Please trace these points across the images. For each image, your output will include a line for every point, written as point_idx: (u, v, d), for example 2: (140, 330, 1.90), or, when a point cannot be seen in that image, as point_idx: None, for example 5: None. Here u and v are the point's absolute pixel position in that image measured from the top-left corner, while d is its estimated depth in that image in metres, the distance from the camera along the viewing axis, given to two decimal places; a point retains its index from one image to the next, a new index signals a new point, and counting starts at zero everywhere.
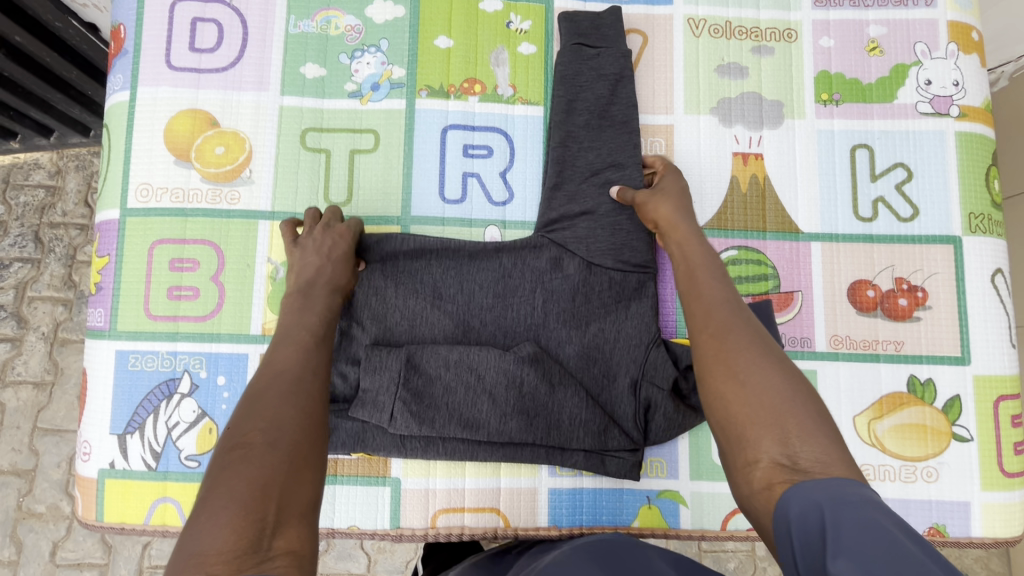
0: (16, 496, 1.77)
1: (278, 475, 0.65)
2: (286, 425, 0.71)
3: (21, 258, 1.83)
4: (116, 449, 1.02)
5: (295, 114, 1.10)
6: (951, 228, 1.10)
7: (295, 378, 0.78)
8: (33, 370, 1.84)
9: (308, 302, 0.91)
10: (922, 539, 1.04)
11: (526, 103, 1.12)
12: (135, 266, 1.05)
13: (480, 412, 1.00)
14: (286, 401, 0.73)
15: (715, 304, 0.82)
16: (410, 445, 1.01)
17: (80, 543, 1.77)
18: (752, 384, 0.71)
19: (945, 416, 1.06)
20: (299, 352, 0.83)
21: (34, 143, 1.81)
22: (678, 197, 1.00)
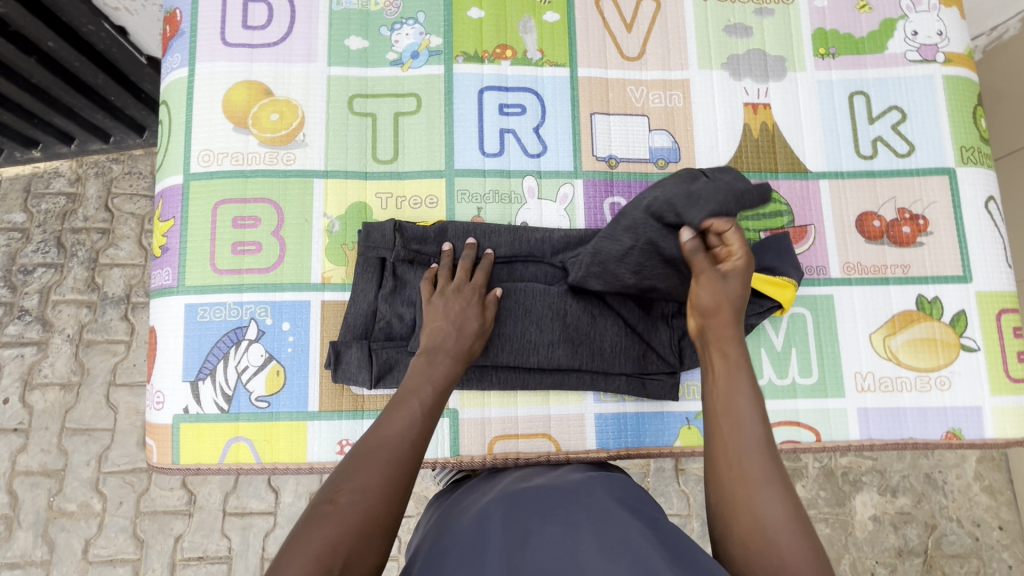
0: (47, 497, 1.84)
1: (345, 540, 0.70)
2: (370, 490, 0.75)
3: (46, 263, 1.94)
4: (189, 395, 1.09)
5: (342, 82, 1.19)
6: (945, 160, 1.21)
7: (395, 450, 0.81)
8: (58, 372, 1.90)
9: (430, 365, 0.95)
10: (940, 443, 1.13)
11: (553, 65, 1.22)
12: (200, 226, 1.13)
13: (531, 341, 1.08)
14: (379, 470, 0.77)
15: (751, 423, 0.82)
16: (466, 376, 1.08)
17: (113, 539, 1.83)
18: (763, 528, 0.74)
19: (953, 329, 1.15)
20: (407, 417, 0.86)
21: (54, 152, 1.92)
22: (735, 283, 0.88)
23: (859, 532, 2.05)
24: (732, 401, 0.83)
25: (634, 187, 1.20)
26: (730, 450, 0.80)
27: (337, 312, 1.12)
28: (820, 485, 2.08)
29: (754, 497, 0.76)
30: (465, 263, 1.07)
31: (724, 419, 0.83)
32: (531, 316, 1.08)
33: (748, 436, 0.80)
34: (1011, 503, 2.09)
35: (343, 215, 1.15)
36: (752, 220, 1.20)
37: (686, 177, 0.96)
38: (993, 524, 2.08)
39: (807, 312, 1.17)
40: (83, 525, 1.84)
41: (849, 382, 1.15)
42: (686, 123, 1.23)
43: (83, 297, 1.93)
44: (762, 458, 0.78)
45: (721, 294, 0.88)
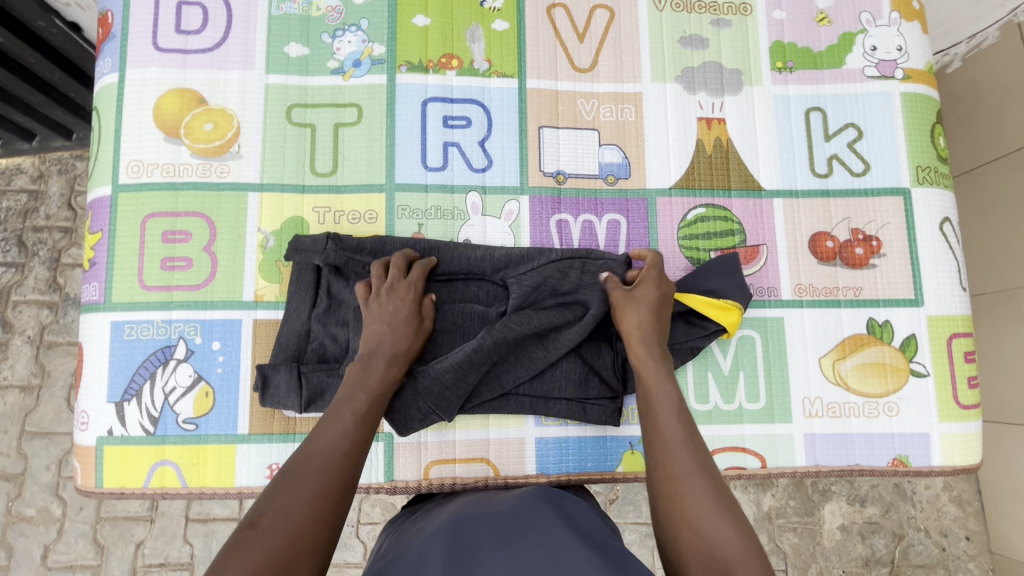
0: (6, 501, 1.80)
1: (275, 557, 0.68)
2: (297, 505, 0.74)
3: (8, 263, 1.88)
4: (113, 416, 1.05)
5: (280, 91, 1.15)
6: (900, 180, 1.18)
7: (323, 464, 0.80)
8: (18, 374, 1.84)
9: (364, 372, 0.94)
10: (887, 470, 1.11)
11: (501, 76, 1.18)
12: (128, 240, 1.09)
13: (471, 377, 1.00)
14: (309, 486, 0.77)
15: (680, 440, 0.86)
16: (411, 416, 1.00)
17: (73, 545, 1.80)
18: (690, 535, 0.77)
19: (902, 354, 1.13)
20: (337, 429, 0.86)
21: (15, 148, 1.84)
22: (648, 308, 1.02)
23: (827, 542, 2.05)
24: (661, 430, 0.88)
25: (582, 204, 1.17)
26: (663, 471, 0.84)
27: (270, 331, 1.08)
28: (789, 495, 2.07)
29: (685, 504, 0.79)
30: (403, 262, 1.03)
31: (659, 446, 0.87)
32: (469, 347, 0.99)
33: (679, 465, 0.83)
34: (978, 514, 2.08)
35: (278, 230, 1.11)
36: (702, 239, 1.17)
37: (564, 267, 1.08)
38: (960, 534, 2.07)
39: (756, 335, 1.14)
40: (42, 530, 1.80)
41: (796, 408, 1.13)
42: (638, 138, 1.20)
43: (44, 298, 1.88)
44: (700, 482, 0.81)
45: (636, 318, 1.01)
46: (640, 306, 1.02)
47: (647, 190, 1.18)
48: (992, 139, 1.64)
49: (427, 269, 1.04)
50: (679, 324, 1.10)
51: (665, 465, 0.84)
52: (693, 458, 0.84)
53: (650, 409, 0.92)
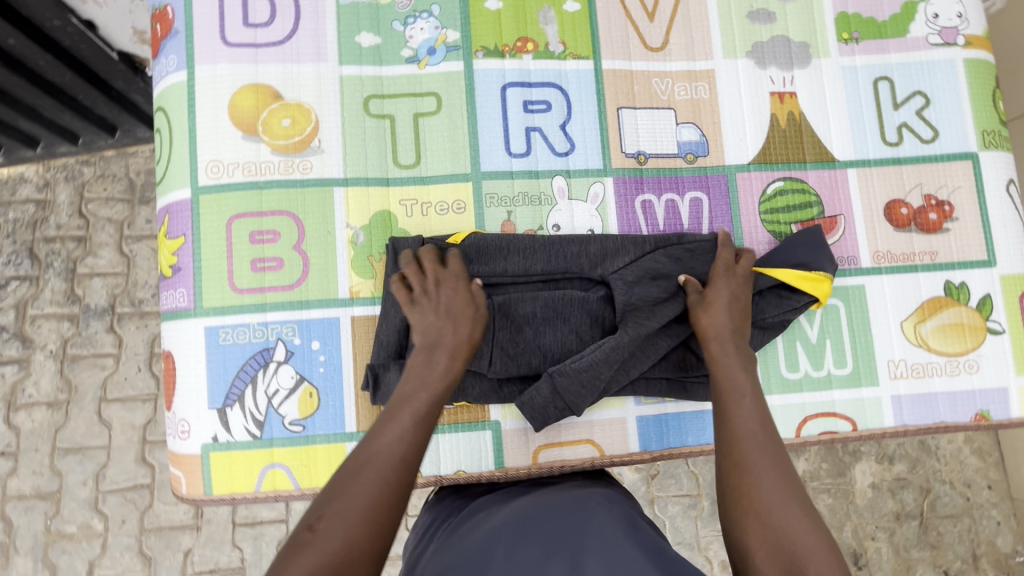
0: (44, 520, 1.75)
1: (327, 564, 0.69)
2: (351, 513, 0.73)
3: (20, 276, 1.82)
4: (217, 423, 1.03)
5: (356, 82, 1.13)
6: (968, 145, 1.21)
7: (382, 465, 0.79)
8: (44, 392, 1.79)
9: (427, 366, 0.91)
10: (970, 425, 1.16)
11: (577, 58, 1.17)
12: (214, 243, 1.06)
13: (608, 375, 1.01)
14: (368, 492, 0.75)
15: (747, 431, 0.85)
16: (549, 415, 1.02)
17: (118, 559, 1.75)
18: (758, 529, 0.76)
19: (979, 313, 1.17)
20: (397, 428, 0.83)
21: (19, 156, 1.77)
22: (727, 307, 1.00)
23: (859, 501, 2.14)
24: (733, 419, 0.87)
25: (664, 184, 1.18)
26: (733, 459, 0.83)
27: (368, 328, 1.07)
28: (822, 458, 2.16)
29: (755, 493, 0.78)
30: (431, 254, 1.02)
31: (729, 434, 0.86)
32: (609, 346, 1.00)
33: (749, 454, 0.82)
34: (999, 464, 2.19)
35: (367, 225, 1.10)
36: (783, 212, 1.19)
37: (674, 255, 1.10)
38: (983, 484, 2.18)
39: (840, 303, 1.18)
40: (85, 546, 1.75)
41: (882, 371, 1.16)
42: (714, 115, 1.20)
43: (63, 310, 1.81)
44: (772, 471, 0.80)
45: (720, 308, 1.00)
46: (721, 304, 1.01)
47: (726, 167, 1.19)
48: None
49: (458, 258, 1.02)
50: (771, 299, 1.11)
51: (737, 453, 0.83)
52: (763, 449, 0.82)
53: (722, 399, 0.89)
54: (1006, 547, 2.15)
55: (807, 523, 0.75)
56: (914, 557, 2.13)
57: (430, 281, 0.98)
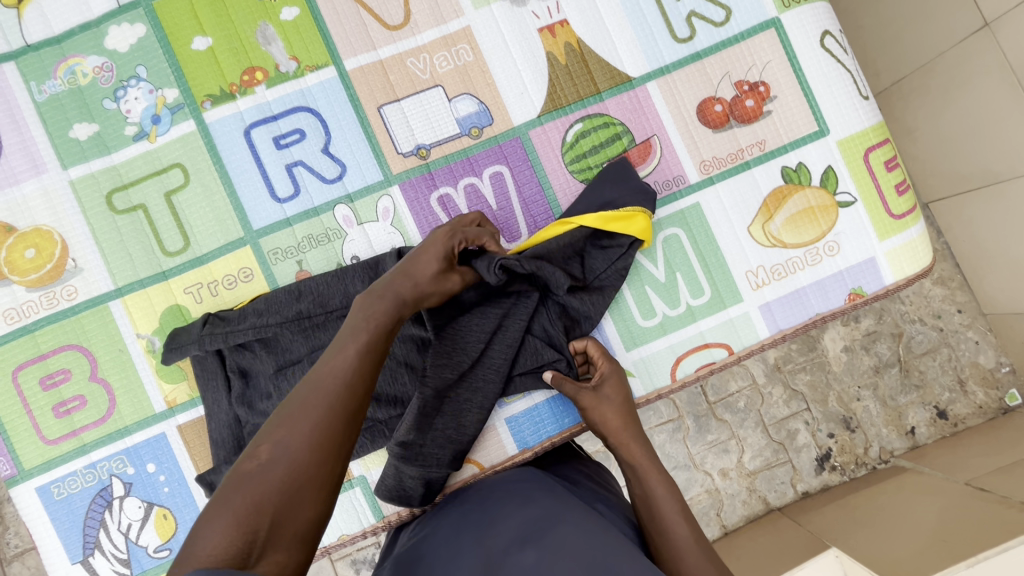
0: None
1: (270, 499, 0.60)
2: (300, 439, 0.64)
3: None
4: (86, 574, 1.01)
5: (90, 183, 1.02)
6: (766, 11, 1.09)
7: (338, 391, 0.68)
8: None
9: (372, 300, 0.81)
10: (847, 307, 1.10)
11: (315, 69, 1.05)
12: (8, 402, 1.00)
13: (442, 426, 0.96)
14: (313, 423, 0.65)
15: (641, 456, 0.93)
16: (407, 488, 0.96)
17: None
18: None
19: (825, 190, 1.09)
20: (350, 357, 0.72)
21: None
22: (618, 403, 0.97)
23: (836, 368, 1.76)
24: (642, 476, 0.92)
25: (457, 170, 1.08)
26: (649, 516, 0.88)
27: (198, 431, 1.01)
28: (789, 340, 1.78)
29: (670, 540, 0.85)
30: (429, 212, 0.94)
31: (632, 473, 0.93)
32: (422, 406, 0.94)
33: (653, 490, 0.90)
34: (965, 288, 1.77)
35: (159, 328, 1.02)
36: (591, 155, 1.09)
37: None
38: (953, 310, 1.77)
39: (681, 231, 1.09)
40: None
41: (742, 284, 1.09)
42: (485, 75, 1.08)
43: None
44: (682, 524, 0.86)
45: (607, 412, 0.96)
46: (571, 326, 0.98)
47: (516, 128, 1.08)
48: None
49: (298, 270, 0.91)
50: (595, 255, 1.03)
51: (649, 510, 0.89)
52: (666, 489, 0.89)
53: (618, 444, 0.95)
54: (989, 365, 1.77)
55: None
56: (903, 403, 1.76)
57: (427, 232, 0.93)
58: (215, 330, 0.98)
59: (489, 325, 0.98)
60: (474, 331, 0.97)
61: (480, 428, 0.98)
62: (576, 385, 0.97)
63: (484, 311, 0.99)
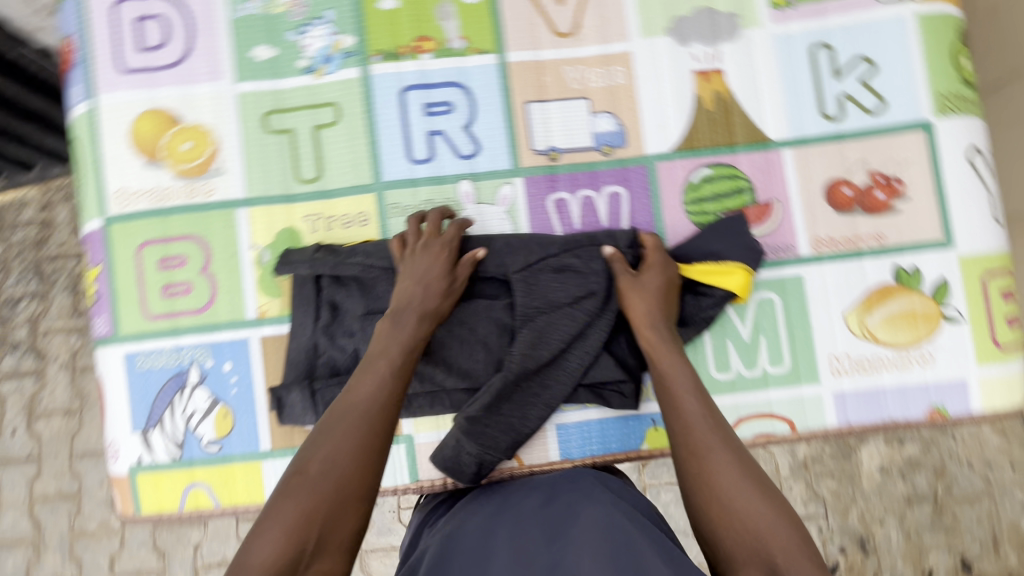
0: (68, 518, 1.86)
1: (310, 501, 0.81)
2: (342, 455, 0.85)
3: (30, 292, 1.90)
4: (141, 445, 1.07)
5: (254, 99, 1.10)
6: (921, 112, 1.09)
7: (366, 411, 0.89)
8: (60, 400, 1.88)
9: (396, 325, 0.97)
10: (924, 421, 1.07)
11: (480, 53, 1.11)
12: (126, 270, 1.09)
13: (508, 411, 0.99)
14: (347, 435, 0.86)
15: (695, 415, 0.91)
16: (462, 462, 0.97)
17: (135, 552, 1.86)
18: (734, 517, 0.82)
19: (934, 301, 1.07)
20: (375, 380, 0.92)
21: (15, 181, 1.87)
22: (655, 291, 1.00)
23: (869, 485, 1.70)
24: (682, 409, 0.92)
25: (580, 179, 1.12)
26: (697, 466, 0.87)
27: (277, 348, 1.07)
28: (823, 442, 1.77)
29: (717, 480, 0.85)
30: (435, 219, 1.04)
31: (681, 423, 0.91)
32: (496, 389, 0.97)
33: (702, 440, 0.89)
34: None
35: (272, 244, 1.09)
36: (709, 201, 1.11)
37: (586, 254, 1.05)
38: (1006, 463, 1.70)
39: (776, 297, 1.09)
40: (105, 542, 1.86)
41: (823, 367, 1.08)
42: (631, 100, 1.12)
43: (69, 325, 1.89)
44: (732, 467, 0.86)
45: (645, 293, 1.00)
46: (646, 293, 1.00)
47: (646, 157, 1.12)
48: None
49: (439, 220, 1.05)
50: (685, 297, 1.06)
51: (699, 462, 0.87)
52: (715, 434, 0.89)
53: (666, 391, 0.95)
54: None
55: (778, 528, 0.81)
56: (928, 542, 1.69)
57: (419, 245, 1.02)
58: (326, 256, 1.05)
59: (574, 328, 1.01)
60: (559, 330, 1.00)
61: (541, 424, 1.01)
62: (622, 268, 1.02)
63: (574, 314, 1.01)
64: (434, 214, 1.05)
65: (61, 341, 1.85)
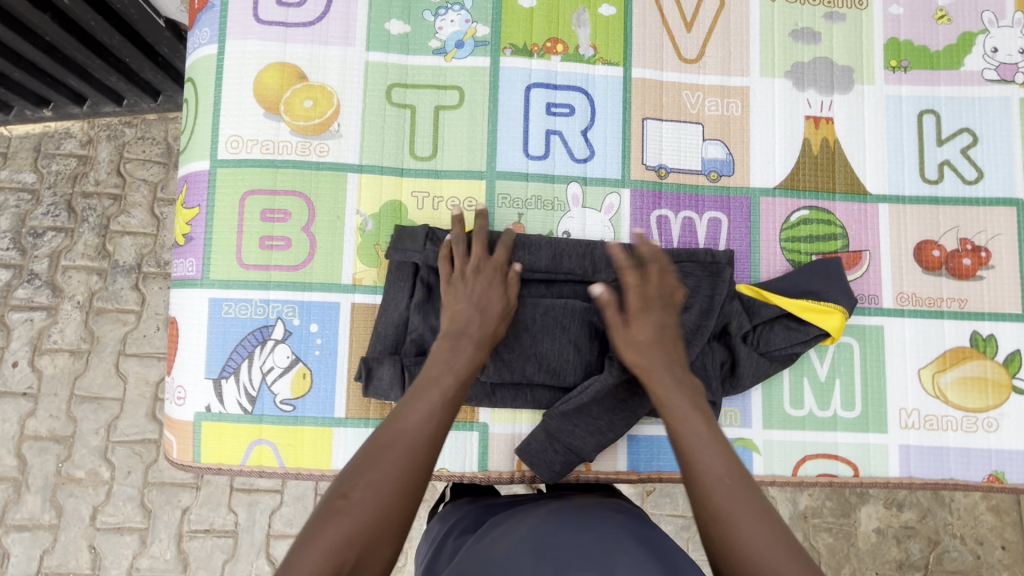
0: (56, 463, 1.78)
1: (358, 532, 0.71)
2: (384, 485, 0.75)
3: (56, 227, 1.85)
4: (211, 393, 1.05)
5: (381, 70, 1.12)
6: (1014, 190, 1.14)
7: (413, 442, 0.79)
8: (67, 339, 1.83)
9: (452, 351, 0.91)
10: (982, 486, 1.09)
11: (606, 63, 1.14)
12: (227, 216, 1.08)
13: (599, 416, 1.01)
14: (398, 465, 0.76)
15: (719, 478, 0.76)
16: (547, 458, 1.02)
17: (120, 508, 1.78)
18: None
19: (1005, 370, 1.11)
20: (426, 407, 0.83)
21: (67, 112, 1.85)
22: (645, 333, 0.92)
23: (862, 544, 1.80)
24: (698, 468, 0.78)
25: (682, 201, 1.14)
26: (721, 533, 0.73)
27: (366, 317, 1.07)
28: (826, 495, 1.82)
29: (742, 551, 0.71)
30: (483, 239, 1.02)
31: (699, 485, 0.77)
32: (594, 391, 1.00)
33: (725, 507, 0.74)
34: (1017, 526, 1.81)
35: (377, 214, 1.09)
36: (804, 242, 1.14)
37: (686, 271, 1.07)
38: (997, 543, 1.80)
39: (855, 343, 1.12)
40: (91, 492, 1.78)
41: (892, 418, 1.11)
42: (743, 133, 1.16)
43: (93, 264, 1.84)
44: (762, 541, 0.71)
45: (625, 338, 0.93)
46: (625, 338, 0.92)
47: (750, 189, 1.15)
48: None
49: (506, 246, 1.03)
50: (777, 329, 1.07)
51: (719, 530, 0.73)
52: (744, 501, 0.74)
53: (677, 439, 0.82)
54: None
55: None
56: None
57: (470, 269, 0.99)
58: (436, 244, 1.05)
59: None
60: None
61: (627, 430, 1.03)
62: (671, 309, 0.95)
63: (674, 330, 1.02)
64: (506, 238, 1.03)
65: (78, 281, 1.82)
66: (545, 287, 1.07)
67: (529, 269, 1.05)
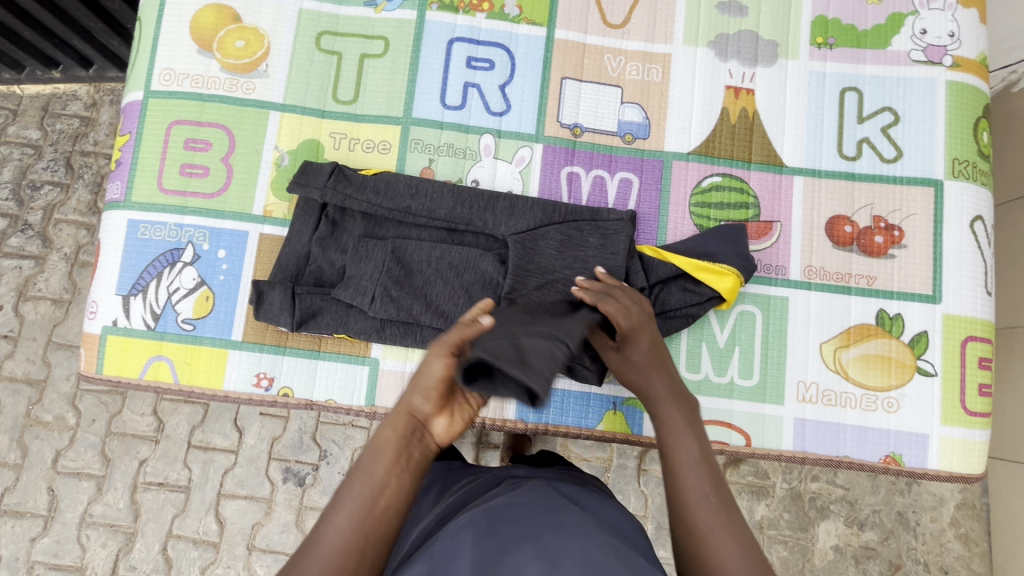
0: (25, 405, 1.70)
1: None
2: (348, 522, 0.69)
3: (53, 181, 1.80)
4: (119, 308, 1.09)
5: (312, 17, 1.17)
6: (933, 171, 1.13)
7: (371, 478, 0.72)
8: (52, 288, 1.76)
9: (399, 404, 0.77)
10: (878, 467, 1.07)
11: (530, 23, 1.17)
12: (153, 144, 1.13)
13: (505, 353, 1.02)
14: (351, 506, 0.70)
15: (695, 469, 0.80)
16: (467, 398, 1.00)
17: (81, 454, 1.68)
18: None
19: (911, 350, 1.08)
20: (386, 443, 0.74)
21: (74, 75, 1.81)
22: (645, 349, 0.92)
23: (817, 561, 1.63)
24: (678, 451, 0.82)
25: (595, 159, 1.15)
26: (683, 525, 0.76)
27: (272, 247, 1.11)
28: (784, 506, 1.65)
29: (705, 541, 0.73)
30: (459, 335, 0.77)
31: (678, 497, 0.78)
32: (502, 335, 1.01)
33: (703, 518, 0.75)
34: (985, 558, 1.64)
35: (294, 150, 1.13)
36: (714, 209, 1.14)
37: (584, 229, 1.08)
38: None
39: (758, 312, 1.11)
40: (55, 437, 1.69)
41: (789, 390, 1.09)
42: (662, 99, 1.17)
43: (82, 220, 1.79)
44: (736, 550, 0.72)
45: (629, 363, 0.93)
46: (631, 364, 0.93)
47: (664, 153, 1.16)
48: (1010, 178, 1.61)
49: (392, 195, 1.08)
50: (673, 290, 1.07)
51: (698, 542, 0.74)
52: (719, 512, 0.75)
53: (664, 436, 0.85)
54: None
55: None
56: None
57: None
58: (339, 186, 1.07)
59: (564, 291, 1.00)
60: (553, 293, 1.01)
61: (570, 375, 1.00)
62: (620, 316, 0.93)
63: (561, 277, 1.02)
64: (398, 195, 1.08)
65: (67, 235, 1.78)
66: (444, 234, 1.08)
67: (429, 215, 1.07)
